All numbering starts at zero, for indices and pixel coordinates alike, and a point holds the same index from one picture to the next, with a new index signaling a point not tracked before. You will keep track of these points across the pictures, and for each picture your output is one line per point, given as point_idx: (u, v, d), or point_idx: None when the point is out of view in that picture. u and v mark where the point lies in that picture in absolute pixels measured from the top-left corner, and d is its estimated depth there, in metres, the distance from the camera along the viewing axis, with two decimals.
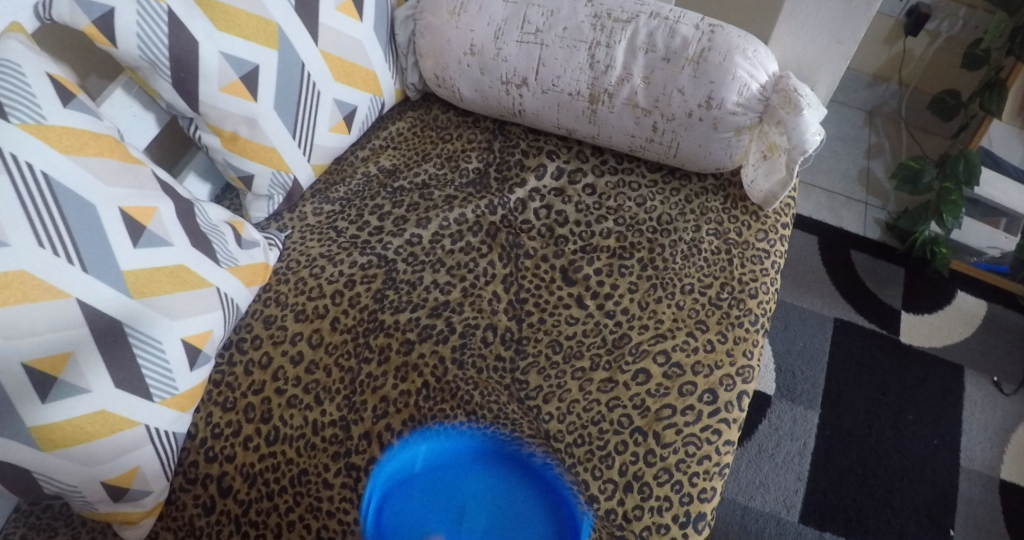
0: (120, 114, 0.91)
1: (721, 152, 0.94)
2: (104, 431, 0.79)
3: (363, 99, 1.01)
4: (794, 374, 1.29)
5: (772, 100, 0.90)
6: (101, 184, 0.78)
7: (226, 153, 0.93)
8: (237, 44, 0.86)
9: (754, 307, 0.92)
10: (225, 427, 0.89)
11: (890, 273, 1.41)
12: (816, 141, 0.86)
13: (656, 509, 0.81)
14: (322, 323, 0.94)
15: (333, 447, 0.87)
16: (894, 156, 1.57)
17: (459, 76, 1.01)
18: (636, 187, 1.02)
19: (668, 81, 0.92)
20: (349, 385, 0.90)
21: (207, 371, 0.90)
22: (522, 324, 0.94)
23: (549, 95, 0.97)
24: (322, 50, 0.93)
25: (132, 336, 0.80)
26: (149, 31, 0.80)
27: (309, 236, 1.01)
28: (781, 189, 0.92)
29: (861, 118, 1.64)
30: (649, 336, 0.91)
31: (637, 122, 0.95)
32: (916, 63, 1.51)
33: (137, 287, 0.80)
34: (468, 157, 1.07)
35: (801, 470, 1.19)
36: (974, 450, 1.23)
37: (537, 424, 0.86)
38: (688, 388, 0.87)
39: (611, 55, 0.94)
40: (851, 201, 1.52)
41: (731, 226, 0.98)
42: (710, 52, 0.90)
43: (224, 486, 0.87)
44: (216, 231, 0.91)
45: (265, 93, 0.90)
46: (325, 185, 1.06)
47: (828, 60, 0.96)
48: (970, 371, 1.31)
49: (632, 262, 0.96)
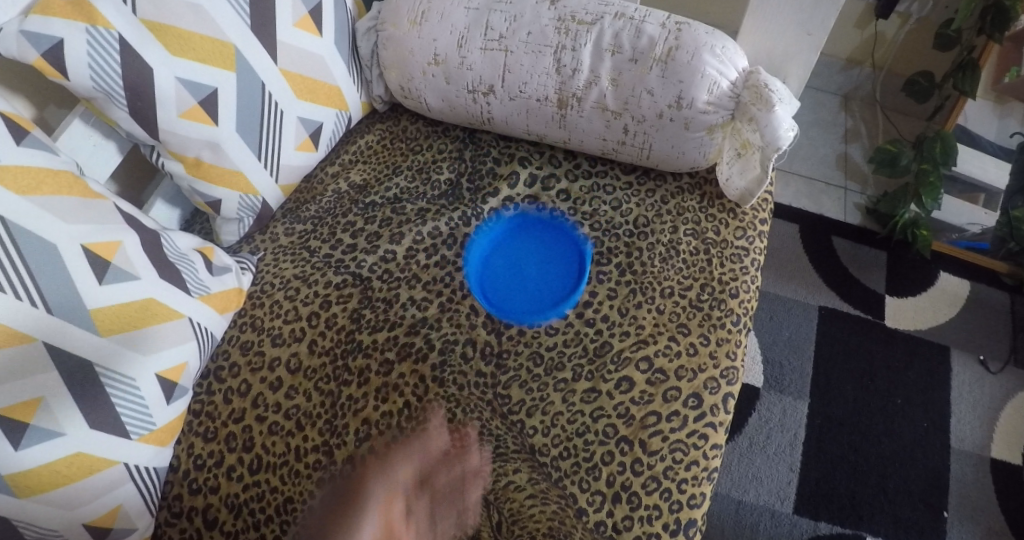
0: (80, 146, 0.89)
1: (694, 151, 0.93)
2: (82, 473, 0.77)
3: (328, 115, 0.99)
4: (782, 365, 1.29)
5: (742, 97, 0.89)
6: (61, 222, 0.76)
7: (191, 179, 0.91)
8: (193, 68, 0.84)
9: (735, 307, 0.91)
10: (207, 458, 0.88)
11: (873, 257, 1.41)
12: (789, 137, 0.85)
13: (646, 518, 0.81)
14: (299, 347, 0.93)
15: (317, 473, 0.86)
16: (871, 138, 1.57)
17: (425, 87, 0.99)
18: (611, 190, 1.01)
19: (636, 82, 0.90)
20: (330, 409, 0.89)
21: (185, 403, 0.88)
22: (502, 337, 0.93)
23: (517, 102, 0.96)
24: (282, 68, 0.91)
25: (104, 374, 0.78)
26: (101, 61, 0.78)
27: (282, 258, 0.99)
28: (757, 186, 0.91)
29: (837, 101, 1.63)
30: (630, 343, 0.90)
31: (608, 125, 0.94)
32: (890, 45, 1.50)
33: (106, 325, 0.79)
34: (440, 168, 1.05)
35: (793, 461, 1.19)
36: (965, 431, 1.23)
37: (521, 439, 0.87)
38: (672, 394, 0.86)
39: (577, 58, 0.92)
40: (831, 187, 1.51)
41: (708, 225, 0.97)
42: (677, 51, 0.88)
43: (210, 518, 0.86)
44: (185, 259, 0.89)
45: (226, 116, 0.88)
46: (295, 204, 1.05)
47: (797, 52, 0.95)
48: (958, 352, 1.31)
49: (610, 268, 0.95)
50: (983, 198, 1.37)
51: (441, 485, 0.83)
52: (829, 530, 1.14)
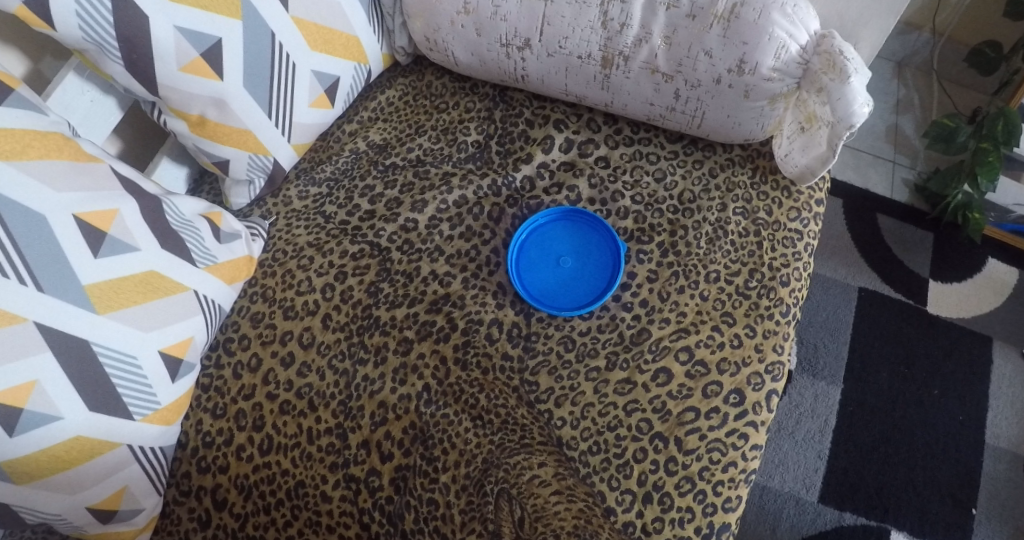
0: (76, 101, 0.81)
1: (752, 122, 0.85)
2: (83, 458, 0.72)
3: (346, 68, 0.90)
4: (817, 347, 1.23)
5: (812, 64, 0.78)
6: (50, 189, 0.69)
7: (196, 138, 0.84)
8: (194, 15, 0.74)
9: (786, 296, 0.84)
10: (216, 436, 0.82)
11: (918, 237, 1.32)
12: (865, 113, 0.76)
13: (677, 521, 0.76)
14: (313, 321, 0.86)
15: (330, 457, 0.80)
16: (923, 110, 1.45)
17: (453, 39, 0.90)
18: (655, 159, 0.93)
19: (693, 42, 0.80)
20: (344, 390, 0.83)
21: (192, 380, 0.82)
22: (531, 318, 0.87)
23: (556, 58, 0.87)
24: (293, 17, 0.82)
25: (104, 354, 0.72)
26: (90, 8, 0.69)
27: (295, 223, 0.92)
28: (820, 165, 0.82)
29: (890, 68, 1.50)
30: (670, 331, 0.83)
31: (656, 89, 0.85)
32: (954, 9, 1.37)
33: (103, 302, 0.72)
34: (467, 129, 0.96)
35: (821, 448, 1.15)
36: (1000, 426, 1.18)
37: (548, 430, 0.80)
38: (713, 389, 0.80)
39: (626, 11, 0.81)
40: (878, 159, 1.41)
41: (760, 204, 0.89)
42: (743, 8, 0.77)
43: (218, 499, 0.81)
44: (190, 227, 0.81)
45: (232, 70, 0.79)
46: (310, 164, 0.97)
47: (873, 16, 0.84)
48: (1000, 342, 1.24)
49: (651, 247, 0.88)
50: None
51: (460, 477, 0.77)
52: (853, 521, 1.10)
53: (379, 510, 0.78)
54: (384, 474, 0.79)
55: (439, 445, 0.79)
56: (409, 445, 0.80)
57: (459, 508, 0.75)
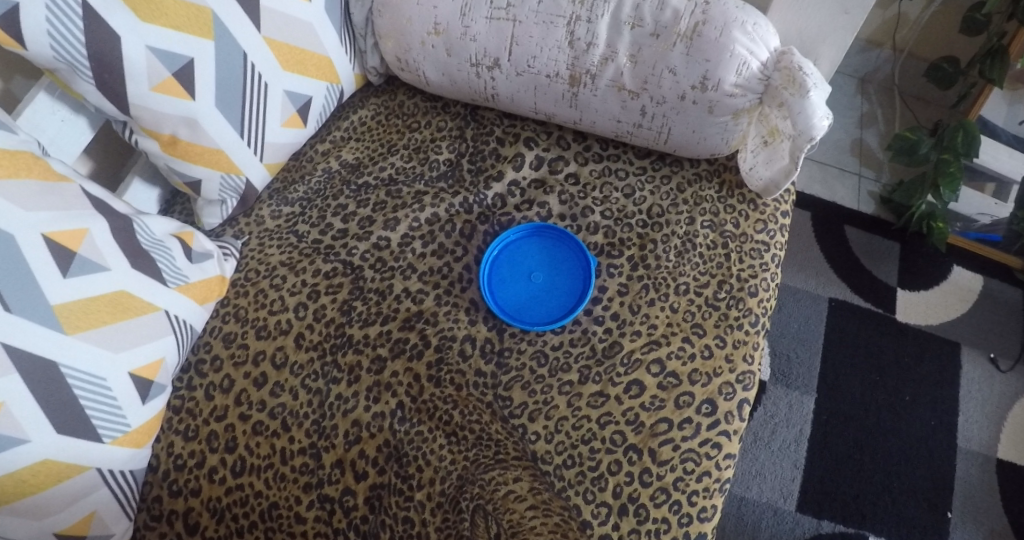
0: (47, 121, 0.81)
1: (717, 136, 0.87)
2: (50, 481, 0.70)
3: (318, 88, 0.91)
4: (790, 358, 1.25)
5: (773, 79, 0.81)
6: (19, 208, 0.69)
7: (168, 158, 0.84)
8: (166, 36, 0.75)
9: (754, 306, 0.86)
10: (188, 458, 0.81)
11: (885, 249, 1.35)
12: (825, 126, 0.78)
13: (653, 532, 0.75)
14: (286, 340, 0.86)
15: (303, 477, 0.80)
16: (887, 124, 1.49)
17: (424, 59, 0.92)
18: (623, 175, 0.95)
19: (657, 60, 0.83)
20: (318, 409, 0.82)
21: (162, 401, 0.81)
22: (504, 334, 0.87)
23: (524, 77, 0.88)
24: (266, 37, 0.83)
25: (72, 375, 0.71)
26: (62, 28, 0.70)
27: (268, 243, 0.92)
28: (784, 177, 0.85)
29: (853, 85, 1.55)
30: (642, 343, 0.84)
31: (623, 106, 0.87)
32: (912, 28, 1.42)
33: (72, 322, 0.71)
34: (438, 147, 0.98)
35: (797, 457, 1.16)
36: (971, 431, 1.20)
37: (522, 445, 0.80)
38: (685, 399, 0.80)
39: (592, 31, 0.84)
40: (845, 173, 1.45)
41: (727, 217, 0.91)
42: (704, 26, 0.80)
43: (190, 524, 0.79)
44: (161, 246, 0.81)
45: (204, 90, 0.80)
46: (283, 184, 0.97)
47: (831, 31, 0.87)
48: (968, 350, 1.27)
49: (621, 261, 0.90)
50: (991, 187, 1.29)
51: (435, 494, 0.76)
52: (831, 529, 1.11)
53: (354, 530, 0.77)
54: (359, 493, 0.78)
55: (414, 463, 0.79)
56: (383, 463, 0.79)
57: (434, 526, 0.75)
